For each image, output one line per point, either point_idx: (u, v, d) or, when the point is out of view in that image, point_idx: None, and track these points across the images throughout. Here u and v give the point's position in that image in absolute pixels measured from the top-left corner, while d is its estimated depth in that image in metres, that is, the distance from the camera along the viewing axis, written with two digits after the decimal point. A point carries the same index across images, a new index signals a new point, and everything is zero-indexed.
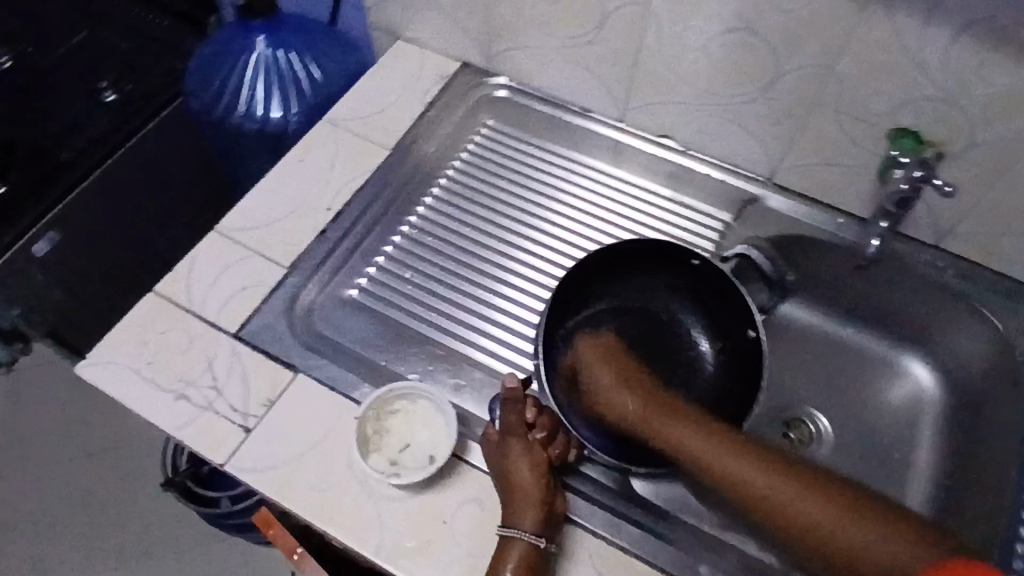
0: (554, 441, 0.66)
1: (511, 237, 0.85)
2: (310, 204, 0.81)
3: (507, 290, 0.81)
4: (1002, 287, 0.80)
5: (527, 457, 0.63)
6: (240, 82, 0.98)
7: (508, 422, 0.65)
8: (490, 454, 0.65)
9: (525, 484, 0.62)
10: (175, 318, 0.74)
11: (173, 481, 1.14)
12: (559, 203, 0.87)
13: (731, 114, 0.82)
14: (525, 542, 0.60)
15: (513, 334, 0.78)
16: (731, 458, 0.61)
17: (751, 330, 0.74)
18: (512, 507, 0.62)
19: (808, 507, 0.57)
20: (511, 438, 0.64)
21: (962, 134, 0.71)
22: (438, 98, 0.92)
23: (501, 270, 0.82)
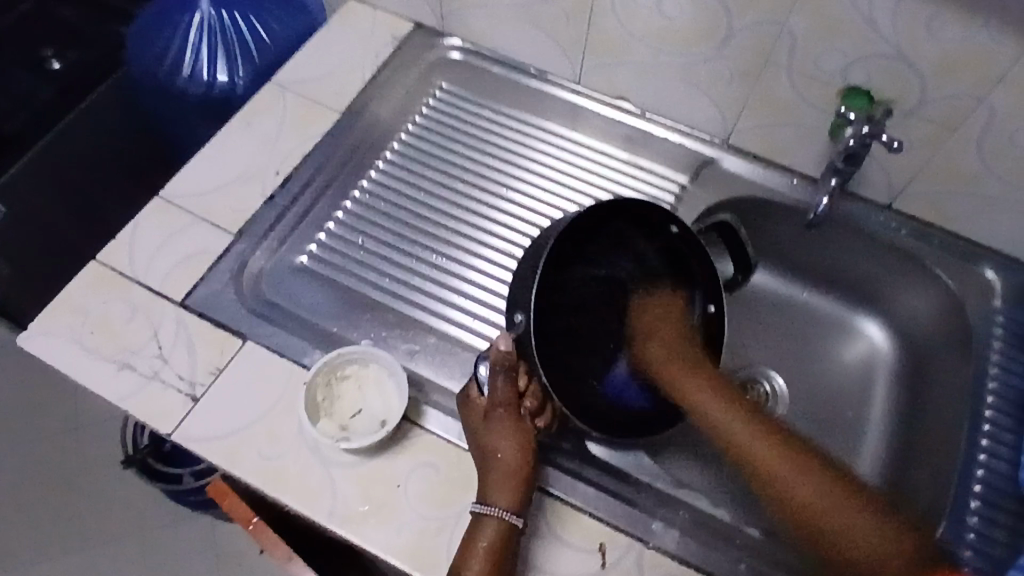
0: (541, 413, 0.66)
1: (477, 206, 0.83)
2: (258, 169, 0.79)
3: (480, 263, 0.79)
4: (954, 245, 0.81)
5: (511, 434, 0.63)
6: (182, 43, 0.96)
7: (498, 393, 0.64)
8: (473, 422, 0.64)
9: (506, 461, 0.61)
10: (119, 287, 0.71)
11: (132, 458, 1.11)
12: (523, 170, 0.86)
13: (686, 74, 0.81)
14: (499, 520, 0.59)
15: (477, 303, 0.77)
16: (748, 434, 0.64)
17: (711, 304, 0.74)
18: (491, 483, 0.61)
19: (804, 484, 0.60)
20: (498, 410, 0.63)
21: (912, 92, 0.71)
22: (390, 61, 0.90)
23: (473, 243, 0.81)
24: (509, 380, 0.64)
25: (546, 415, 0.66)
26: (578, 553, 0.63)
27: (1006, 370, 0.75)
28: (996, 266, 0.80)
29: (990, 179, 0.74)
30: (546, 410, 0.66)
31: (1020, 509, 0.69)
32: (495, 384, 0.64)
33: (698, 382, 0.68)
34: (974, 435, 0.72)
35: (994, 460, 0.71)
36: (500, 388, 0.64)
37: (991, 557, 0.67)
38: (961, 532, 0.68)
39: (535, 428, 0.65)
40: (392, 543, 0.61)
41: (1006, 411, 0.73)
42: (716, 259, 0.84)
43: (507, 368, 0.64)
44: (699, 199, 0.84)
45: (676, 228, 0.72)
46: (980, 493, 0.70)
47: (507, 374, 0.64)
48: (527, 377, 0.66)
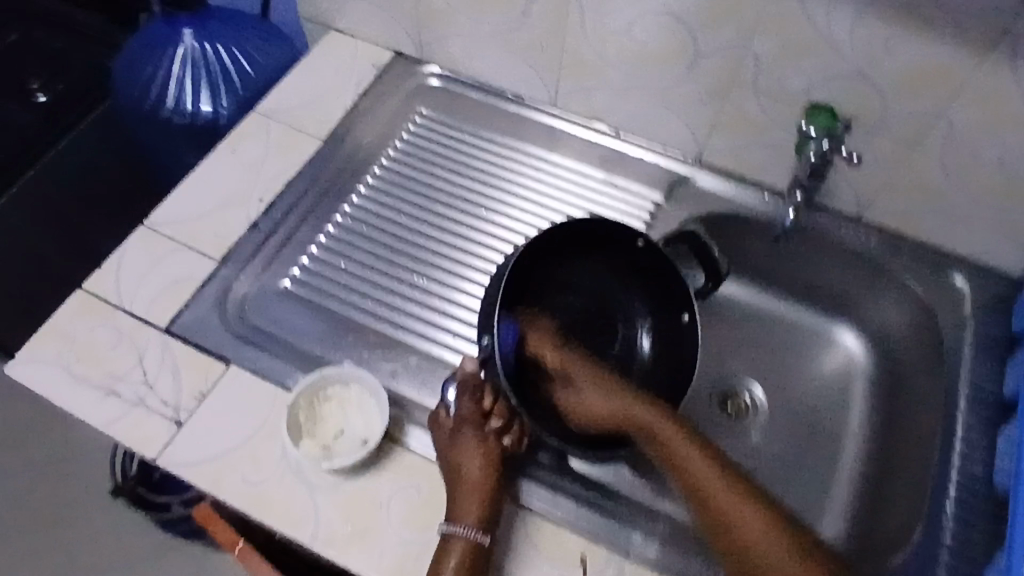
0: (508, 431, 0.68)
1: (465, 231, 0.85)
2: (241, 196, 0.81)
3: (470, 286, 0.81)
4: (923, 255, 0.83)
5: (476, 452, 0.64)
6: (167, 75, 0.98)
7: (464, 412, 0.66)
8: (439, 441, 0.66)
9: (471, 478, 0.63)
10: (105, 315, 0.73)
11: (122, 488, 1.11)
12: (507, 194, 0.88)
13: (657, 95, 0.84)
14: (465, 538, 0.60)
15: (464, 324, 0.78)
16: (690, 465, 0.63)
17: (684, 313, 0.74)
18: (456, 500, 0.62)
19: (739, 516, 0.60)
20: (464, 428, 0.65)
21: (873, 107, 0.73)
22: (371, 89, 0.92)
23: (463, 267, 0.82)
24: (474, 399, 0.67)
25: (513, 433, 0.68)
26: (560, 564, 0.63)
27: (978, 374, 0.76)
28: (966, 274, 0.82)
29: (955, 189, 0.76)
30: (513, 428, 0.68)
31: (997, 512, 0.70)
32: (460, 403, 0.67)
33: (657, 424, 0.65)
34: (948, 440, 0.73)
35: (968, 463, 0.72)
36: (465, 407, 0.67)
37: (968, 559, 0.67)
38: (938, 535, 0.69)
39: (501, 446, 0.67)
40: (376, 562, 0.62)
41: (979, 414, 0.74)
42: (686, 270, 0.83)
43: (473, 389, 0.68)
44: (673, 216, 0.86)
45: (642, 242, 0.74)
46: (956, 495, 0.70)
47: (472, 394, 0.68)
48: (492, 396, 0.69)
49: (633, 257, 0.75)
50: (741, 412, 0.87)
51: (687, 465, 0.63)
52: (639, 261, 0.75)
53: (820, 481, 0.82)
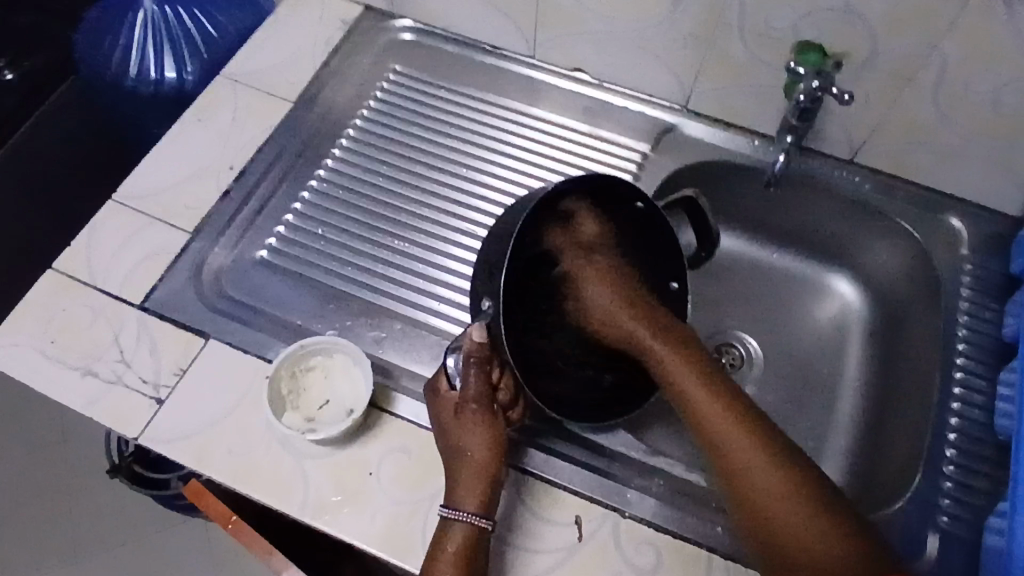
0: (514, 406, 0.65)
1: (451, 194, 0.82)
2: (212, 164, 0.78)
3: (458, 251, 0.78)
4: (918, 197, 0.81)
5: (485, 431, 0.61)
6: (128, 42, 0.94)
7: (470, 389, 0.63)
8: (444, 418, 0.63)
9: (476, 459, 0.60)
10: (77, 294, 0.70)
11: (118, 467, 1.06)
12: (494, 153, 0.85)
13: (639, 41, 0.80)
14: (468, 522, 0.58)
15: (454, 289, 0.76)
16: (703, 397, 0.61)
17: (673, 283, 0.72)
18: (459, 481, 0.60)
19: (745, 457, 0.58)
20: (471, 406, 0.62)
21: (865, 43, 0.70)
22: (341, 47, 0.88)
23: (453, 231, 0.80)
24: (481, 374, 0.63)
25: (519, 407, 0.66)
26: (555, 526, 0.63)
27: (976, 318, 0.75)
28: (963, 215, 0.80)
29: (949, 128, 0.74)
30: (519, 402, 0.66)
31: (997, 456, 0.69)
32: (467, 378, 0.63)
33: (673, 356, 0.64)
34: (946, 385, 0.72)
35: (968, 408, 0.71)
36: (471, 384, 0.63)
37: (970, 506, 0.67)
38: (938, 483, 0.68)
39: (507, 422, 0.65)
40: (368, 531, 0.61)
41: (978, 357, 0.73)
42: (677, 228, 0.79)
43: (481, 362, 0.63)
44: (661, 167, 0.83)
45: (642, 203, 0.70)
46: (956, 442, 0.70)
47: (479, 368, 0.63)
48: (499, 369, 0.65)
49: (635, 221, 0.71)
50: (735, 364, 0.85)
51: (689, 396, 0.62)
52: (641, 224, 0.71)
53: (818, 431, 0.81)
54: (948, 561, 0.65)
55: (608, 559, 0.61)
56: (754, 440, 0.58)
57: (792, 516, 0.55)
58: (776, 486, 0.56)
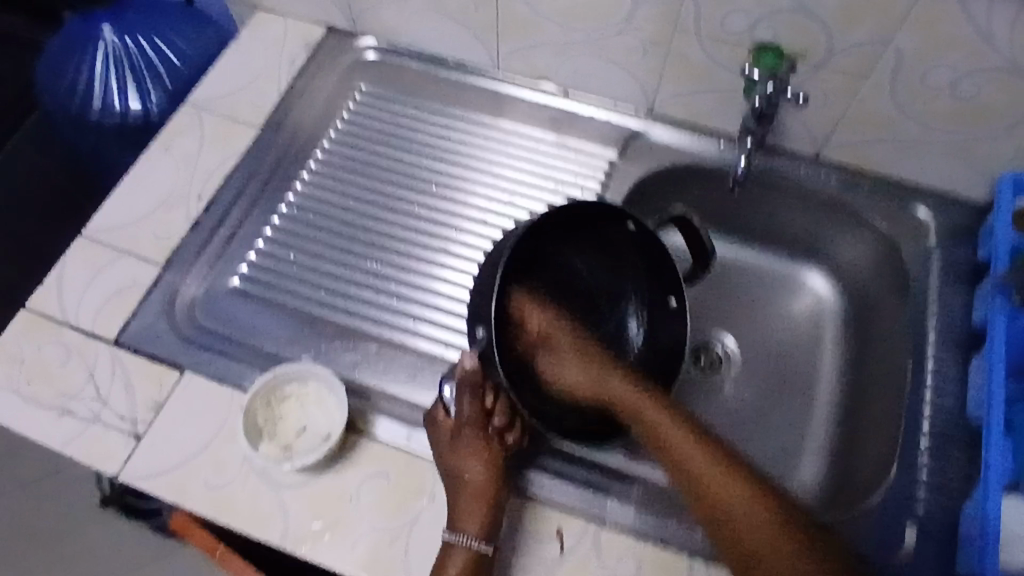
0: (510, 429, 0.66)
1: (432, 215, 0.82)
2: (179, 195, 0.78)
3: (434, 269, 0.79)
4: (885, 190, 0.81)
5: (480, 457, 0.63)
6: (91, 73, 0.94)
7: (465, 413, 0.64)
8: (439, 444, 0.64)
9: (474, 484, 0.62)
10: (50, 333, 0.70)
11: (109, 496, 0.95)
12: (471, 170, 0.85)
13: (600, 50, 0.81)
14: (467, 546, 0.59)
15: (435, 310, 0.76)
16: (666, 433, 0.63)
17: (671, 300, 0.73)
18: (458, 506, 0.61)
19: (718, 486, 0.60)
20: (466, 432, 0.63)
21: (820, 43, 0.71)
22: (305, 69, 0.88)
23: (434, 252, 0.80)
24: (476, 400, 0.64)
25: (516, 431, 0.66)
26: (537, 539, 0.63)
27: (946, 307, 0.76)
28: (929, 205, 0.80)
29: (909, 123, 0.75)
30: (516, 425, 0.66)
31: (971, 445, 0.70)
32: (461, 404, 0.64)
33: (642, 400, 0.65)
34: (919, 376, 0.73)
35: (941, 398, 0.72)
36: (466, 408, 0.64)
37: (944, 495, 0.68)
38: (913, 474, 0.69)
39: (505, 447, 0.65)
40: (350, 556, 0.61)
41: (950, 346, 0.74)
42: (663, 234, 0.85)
43: (472, 387, 0.64)
44: (628, 173, 0.84)
45: (633, 225, 0.71)
46: (930, 432, 0.71)
47: (473, 393, 0.64)
48: (493, 394, 0.66)
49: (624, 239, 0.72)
50: (714, 365, 0.86)
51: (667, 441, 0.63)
52: (631, 241, 0.73)
53: (797, 426, 0.82)
54: (926, 550, 0.66)
55: (590, 571, 0.62)
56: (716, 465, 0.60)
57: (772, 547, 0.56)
58: (740, 509, 0.58)
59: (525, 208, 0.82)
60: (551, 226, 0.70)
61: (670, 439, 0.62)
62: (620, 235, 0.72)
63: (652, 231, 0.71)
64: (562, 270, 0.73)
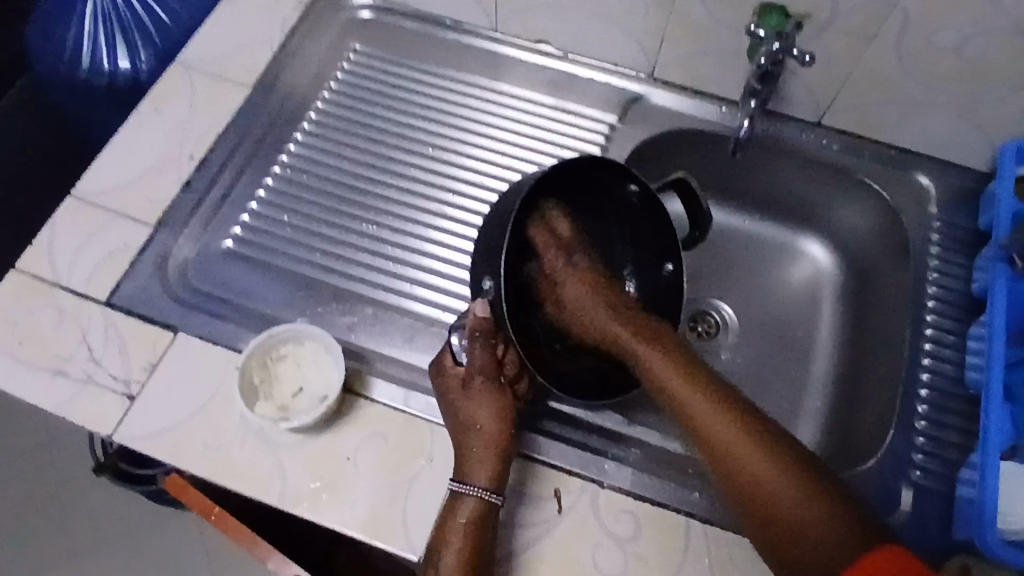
0: (520, 379, 0.66)
1: (429, 177, 0.81)
2: (171, 155, 0.77)
3: (431, 232, 0.78)
4: (887, 156, 0.81)
5: (492, 404, 0.63)
6: (78, 32, 0.92)
7: (477, 361, 0.63)
8: (449, 393, 0.63)
9: (487, 435, 0.61)
10: (40, 294, 0.69)
11: (104, 465, 0.92)
12: (469, 133, 0.83)
13: (600, 10, 0.79)
14: (478, 497, 0.59)
15: (429, 273, 0.75)
16: (681, 388, 0.61)
17: (668, 264, 0.72)
18: (471, 457, 0.61)
19: (745, 451, 0.58)
20: (477, 380, 0.63)
21: (825, 2, 0.69)
22: (298, 28, 0.86)
23: (427, 215, 0.79)
24: (487, 349, 0.64)
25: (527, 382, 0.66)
26: (536, 500, 0.63)
27: (945, 275, 0.76)
28: (931, 172, 0.80)
29: (914, 86, 0.74)
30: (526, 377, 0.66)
31: (967, 409, 0.70)
32: (472, 353, 0.64)
33: (658, 357, 0.63)
34: (918, 342, 0.73)
35: (938, 363, 0.72)
36: (478, 356, 0.63)
37: (941, 459, 0.68)
38: (911, 438, 0.69)
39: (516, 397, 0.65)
40: (349, 517, 0.61)
41: (949, 314, 0.74)
42: None
43: (485, 336, 0.64)
44: (628, 137, 0.82)
45: (633, 187, 0.70)
46: (928, 397, 0.71)
47: (484, 342, 0.64)
48: (504, 344, 0.65)
49: (620, 201, 0.72)
50: (710, 332, 0.86)
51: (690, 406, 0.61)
52: (626, 205, 0.72)
53: (794, 393, 0.82)
54: (923, 513, 0.66)
55: (588, 531, 0.62)
56: (745, 430, 0.59)
57: (812, 523, 0.54)
58: (767, 473, 0.57)
59: (521, 170, 0.81)
60: (552, 184, 0.69)
61: (693, 405, 0.60)
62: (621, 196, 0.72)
63: (655, 198, 0.70)
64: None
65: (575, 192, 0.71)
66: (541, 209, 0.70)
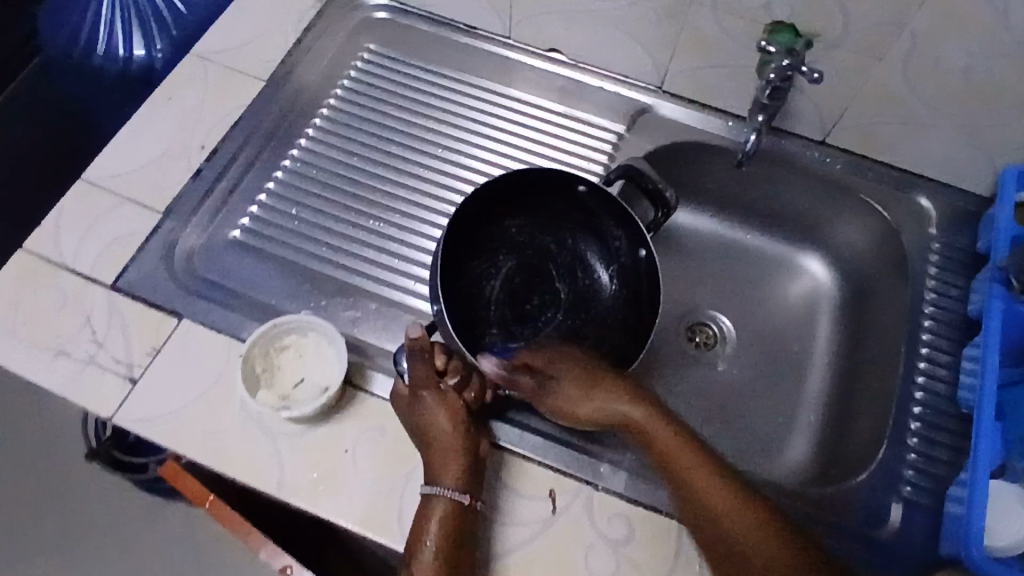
0: (468, 386, 0.66)
1: (436, 177, 0.82)
2: (183, 144, 0.77)
3: (435, 230, 0.79)
4: (890, 176, 0.82)
5: (441, 412, 0.63)
6: (96, 18, 0.93)
7: (418, 376, 0.64)
8: (401, 410, 0.64)
9: (443, 439, 0.62)
10: (46, 274, 0.69)
11: (97, 452, 0.94)
12: (477, 136, 0.84)
13: (613, 21, 0.80)
14: (448, 500, 0.59)
15: None
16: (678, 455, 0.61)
17: (643, 249, 0.73)
18: (432, 467, 0.61)
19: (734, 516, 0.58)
20: (422, 392, 0.63)
21: (834, 23, 0.71)
22: (314, 25, 0.87)
23: (432, 213, 0.79)
24: (426, 361, 0.65)
25: (475, 386, 0.66)
26: (530, 499, 0.64)
27: (942, 295, 0.77)
28: (931, 194, 0.81)
29: (918, 109, 0.75)
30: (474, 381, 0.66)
31: (959, 427, 0.71)
32: (413, 368, 0.65)
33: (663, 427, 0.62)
34: (912, 360, 0.74)
35: (932, 382, 0.73)
36: (418, 370, 0.64)
37: (932, 476, 0.69)
38: (903, 454, 0.70)
39: (466, 401, 0.65)
40: (344, 507, 0.61)
41: (944, 334, 0.75)
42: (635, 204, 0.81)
43: (422, 351, 0.65)
44: (635, 147, 0.84)
45: (583, 188, 0.73)
46: (920, 415, 0.72)
47: (422, 356, 0.65)
48: (445, 355, 0.66)
49: (579, 202, 0.75)
50: (709, 343, 0.87)
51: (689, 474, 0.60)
52: (585, 205, 0.75)
53: (790, 406, 0.83)
54: (913, 529, 0.67)
55: (581, 532, 0.62)
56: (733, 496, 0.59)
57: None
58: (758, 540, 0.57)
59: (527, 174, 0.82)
60: (480, 201, 0.73)
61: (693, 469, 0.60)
62: (571, 197, 0.75)
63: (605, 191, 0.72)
64: (507, 242, 0.76)
65: (536, 197, 0.75)
66: (476, 222, 0.74)
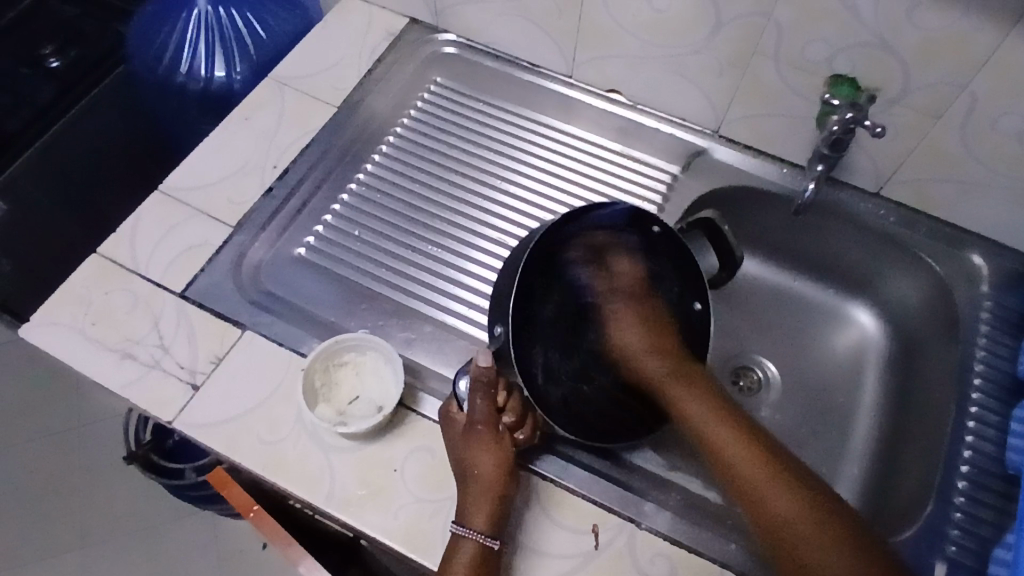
0: (520, 428, 0.66)
1: (478, 202, 0.84)
2: (256, 162, 0.81)
3: (479, 254, 0.81)
4: (945, 233, 0.82)
5: (492, 453, 0.63)
6: (180, 38, 0.98)
7: (477, 409, 0.64)
8: (453, 441, 0.64)
9: (483, 479, 0.62)
10: (119, 280, 0.73)
11: (135, 454, 1.02)
12: (523, 166, 0.87)
13: (676, 66, 0.82)
14: (476, 541, 0.59)
15: (475, 294, 0.78)
16: (712, 424, 0.62)
17: (699, 303, 0.72)
18: (467, 504, 0.61)
19: (767, 488, 0.58)
20: (478, 428, 0.64)
21: (896, 79, 0.72)
22: (385, 57, 0.91)
23: (473, 236, 0.82)
24: (488, 399, 0.65)
25: (525, 431, 0.66)
26: (572, 532, 0.64)
27: (992, 354, 0.76)
28: (985, 252, 0.81)
29: (976, 168, 0.75)
30: (525, 425, 0.66)
31: (1005, 489, 0.70)
32: (473, 401, 0.65)
33: (698, 400, 0.63)
34: (960, 419, 0.73)
35: (981, 441, 0.72)
36: (478, 406, 0.64)
37: (977, 537, 0.68)
38: (948, 513, 0.69)
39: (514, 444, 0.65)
40: (391, 526, 0.63)
41: (994, 394, 0.74)
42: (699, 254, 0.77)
43: (486, 387, 0.65)
44: (690, 189, 0.85)
45: (658, 228, 0.72)
46: (967, 474, 0.71)
47: (485, 392, 0.65)
48: (506, 392, 0.67)
49: (649, 246, 0.74)
50: (752, 388, 0.87)
51: (722, 446, 0.60)
52: (653, 250, 0.74)
53: (832, 457, 0.83)
54: None
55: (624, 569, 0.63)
56: (771, 470, 0.58)
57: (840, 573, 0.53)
58: (789, 510, 0.56)
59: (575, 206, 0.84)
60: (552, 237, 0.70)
61: (723, 444, 0.60)
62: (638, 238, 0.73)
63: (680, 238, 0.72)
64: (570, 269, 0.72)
65: None
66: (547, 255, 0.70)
